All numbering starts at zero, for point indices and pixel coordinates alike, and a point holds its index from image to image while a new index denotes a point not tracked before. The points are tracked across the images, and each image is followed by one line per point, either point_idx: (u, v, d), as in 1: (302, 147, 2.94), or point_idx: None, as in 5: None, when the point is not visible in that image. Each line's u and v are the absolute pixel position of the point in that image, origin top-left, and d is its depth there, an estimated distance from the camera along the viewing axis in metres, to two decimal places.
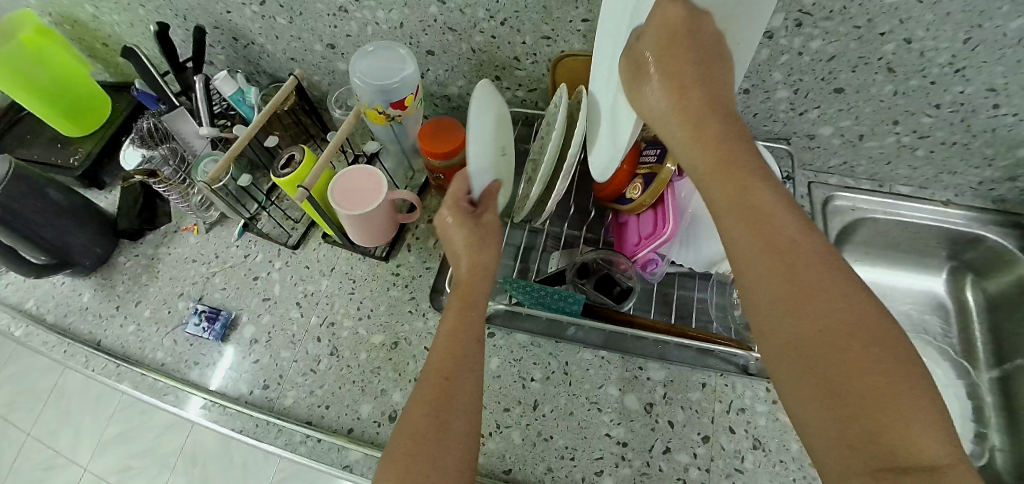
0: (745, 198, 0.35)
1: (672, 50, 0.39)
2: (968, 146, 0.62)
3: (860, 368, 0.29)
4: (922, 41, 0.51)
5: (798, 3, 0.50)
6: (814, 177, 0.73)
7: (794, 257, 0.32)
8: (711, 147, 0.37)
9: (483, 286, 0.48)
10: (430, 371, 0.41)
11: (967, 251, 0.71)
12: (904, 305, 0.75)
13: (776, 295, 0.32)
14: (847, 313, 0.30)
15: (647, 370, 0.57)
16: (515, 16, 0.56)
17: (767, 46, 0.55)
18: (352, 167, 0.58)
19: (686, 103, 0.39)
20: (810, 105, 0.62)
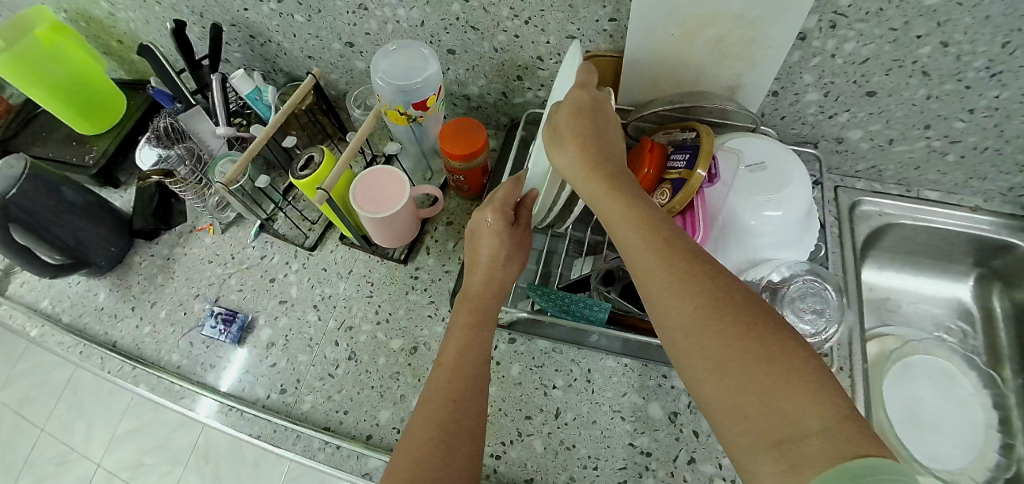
0: (640, 217, 0.40)
1: (577, 115, 0.46)
2: (1001, 152, 0.60)
3: (751, 349, 0.32)
4: (959, 45, 0.49)
5: (835, 5, 0.48)
6: (841, 181, 0.71)
7: (684, 261, 0.36)
8: (611, 187, 0.42)
9: (494, 305, 0.48)
10: (438, 390, 0.42)
11: (995, 258, 0.70)
12: (927, 312, 0.74)
13: (673, 303, 0.35)
14: (733, 310, 0.33)
15: (671, 379, 0.56)
16: (540, 15, 0.55)
17: (799, 48, 0.54)
18: (372, 168, 0.57)
19: (592, 154, 0.44)
20: (840, 108, 0.60)
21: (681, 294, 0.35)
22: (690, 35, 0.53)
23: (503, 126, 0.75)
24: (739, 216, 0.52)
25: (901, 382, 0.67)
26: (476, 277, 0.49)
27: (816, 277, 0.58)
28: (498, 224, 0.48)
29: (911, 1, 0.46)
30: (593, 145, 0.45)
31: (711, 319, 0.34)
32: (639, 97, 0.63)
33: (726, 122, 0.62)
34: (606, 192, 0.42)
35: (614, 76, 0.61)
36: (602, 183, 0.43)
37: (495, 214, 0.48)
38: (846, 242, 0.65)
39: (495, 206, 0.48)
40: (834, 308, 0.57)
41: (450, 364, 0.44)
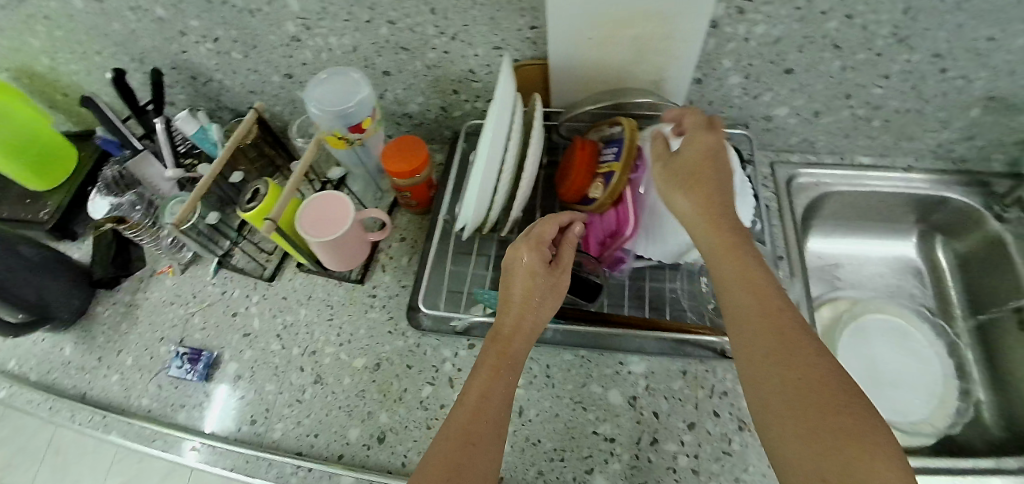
0: (748, 273, 0.43)
1: (698, 163, 0.47)
2: (923, 112, 0.63)
3: (838, 413, 0.34)
4: (863, 16, 0.52)
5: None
6: (777, 156, 0.72)
7: (790, 326, 0.39)
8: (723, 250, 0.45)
9: (522, 347, 0.47)
10: (455, 430, 0.41)
11: (934, 214, 0.72)
12: (877, 271, 0.76)
13: (775, 363, 0.38)
14: (830, 381, 0.36)
15: (626, 364, 0.57)
16: (464, 29, 0.57)
17: (713, 35, 0.56)
18: (319, 194, 0.58)
19: (707, 203, 0.46)
20: (762, 88, 0.62)
21: (782, 362, 0.38)
22: (607, 36, 0.55)
23: (448, 139, 0.77)
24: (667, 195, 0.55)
25: (860, 344, 0.68)
26: (507, 318, 0.47)
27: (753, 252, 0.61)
28: (537, 267, 0.48)
29: None
30: (708, 192, 0.46)
31: (808, 380, 0.36)
32: (571, 95, 0.64)
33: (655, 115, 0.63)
34: (719, 244, 0.45)
35: (545, 78, 0.62)
36: (720, 235, 0.45)
37: (533, 254, 0.49)
38: (788, 213, 0.66)
39: (534, 246, 0.48)
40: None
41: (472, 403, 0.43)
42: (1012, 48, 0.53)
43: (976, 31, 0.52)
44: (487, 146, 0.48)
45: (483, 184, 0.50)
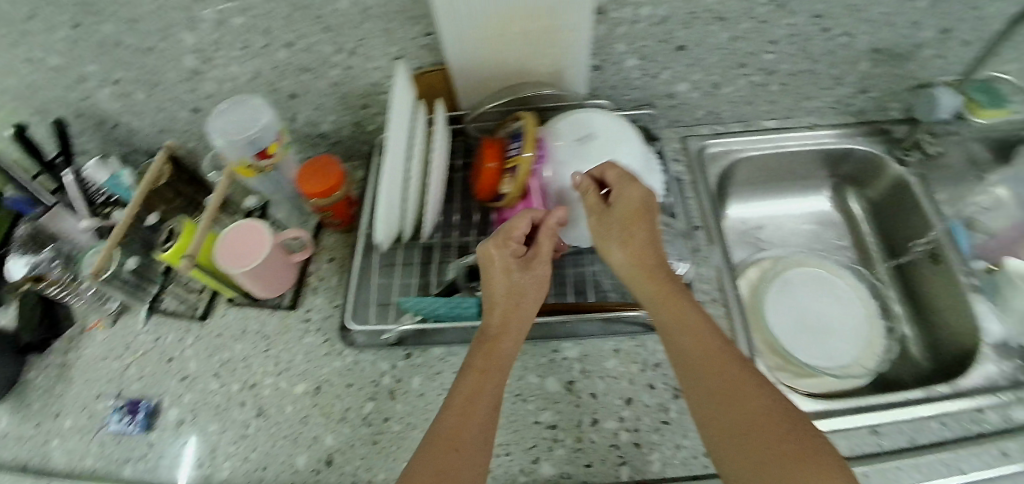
0: (685, 317, 0.47)
1: (632, 220, 0.50)
2: (817, 70, 0.65)
3: (776, 440, 0.40)
4: None
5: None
6: (687, 131, 0.71)
7: (726, 363, 0.44)
8: (665, 304, 0.49)
9: (510, 348, 0.49)
10: (438, 436, 0.42)
11: (845, 167, 0.76)
12: (799, 226, 0.79)
13: (718, 399, 0.43)
14: (766, 411, 0.41)
15: (560, 350, 0.58)
16: (361, 44, 0.58)
17: (602, 23, 0.55)
18: (238, 223, 0.57)
19: (643, 258, 0.50)
20: (659, 67, 0.62)
21: (730, 404, 0.42)
22: (498, 36, 0.56)
23: (366, 155, 0.76)
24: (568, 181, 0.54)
25: (789, 299, 0.70)
26: (492, 318, 0.49)
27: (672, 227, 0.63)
28: (510, 265, 0.50)
29: None
30: (641, 248, 0.50)
31: (748, 412, 0.41)
32: (471, 93, 0.64)
33: (561, 105, 0.64)
34: (658, 293, 0.49)
35: (445, 79, 0.62)
36: (656, 286, 0.49)
37: (505, 248, 0.50)
38: (702, 185, 0.67)
39: (501, 243, 0.50)
40: (685, 250, 0.61)
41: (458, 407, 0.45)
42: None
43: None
44: (392, 139, 0.48)
45: (392, 180, 0.50)
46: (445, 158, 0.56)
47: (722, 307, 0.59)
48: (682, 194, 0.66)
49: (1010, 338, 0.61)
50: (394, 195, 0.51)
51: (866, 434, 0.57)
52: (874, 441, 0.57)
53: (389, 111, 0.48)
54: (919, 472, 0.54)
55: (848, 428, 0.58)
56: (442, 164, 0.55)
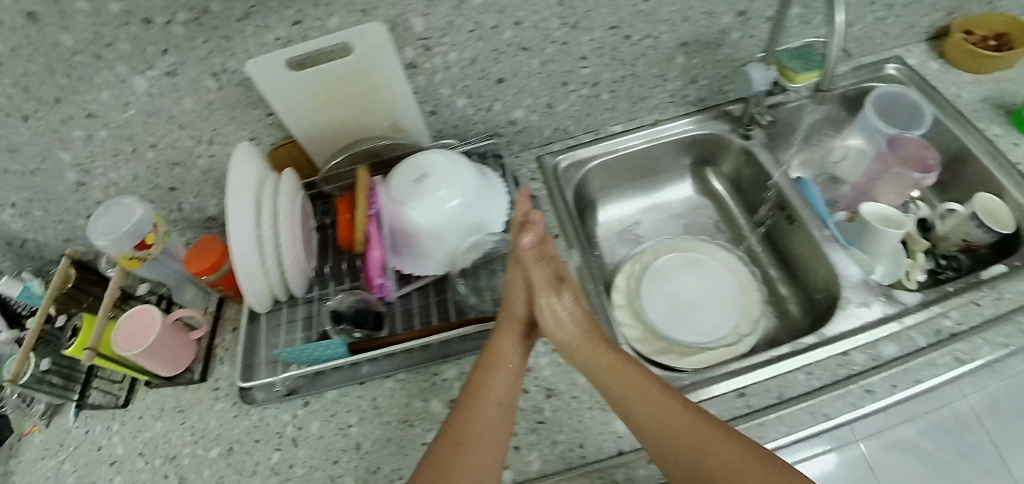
0: (642, 388, 0.52)
1: (577, 307, 0.58)
2: (638, 72, 0.71)
3: (749, 474, 0.46)
4: (528, 19, 0.61)
5: (413, 37, 0.60)
6: (542, 150, 0.78)
7: (694, 415, 0.50)
8: (620, 382, 0.53)
9: (512, 347, 0.58)
10: (449, 436, 0.52)
11: (698, 152, 0.81)
12: (672, 215, 0.84)
13: (695, 453, 0.48)
14: (738, 451, 0.47)
15: (440, 373, 0.62)
16: (217, 133, 0.65)
17: (419, 74, 0.64)
18: (131, 311, 0.62)
19: (591, 335, 0.57)
20: (490, 101, 0.69)
21: (706, 457, 0.48)
22: (326, 104, 0.63)
23: None
24: (410, 219, 0.60)
25: (660, 284, 0.72)
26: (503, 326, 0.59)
27: None
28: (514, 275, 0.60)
29: (465, 8, 0.59)
30: (589, 323, 0.58)
31: (724, 458, 0.47)
32: (321, 153, 0.70)
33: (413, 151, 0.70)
34: (617, 366, 0.54)
35: (294, 147, 0.68)
36: (611, 357, 0.55)
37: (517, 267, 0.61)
38: (557, 197, 0.72)
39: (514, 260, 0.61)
40: None
41: (467, 406, 0.54)
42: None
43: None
44: (232, 207, 0.55)
45: (240, 239, 0.55)
46: (295, 212, 0.61)
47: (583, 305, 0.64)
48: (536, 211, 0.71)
49: (867, 280, 0.65)
50: (246, 253, 0.56)
51: (732, 399, 0.57)
52: (742, 403, 0.57)
53: (228, 181, 0.55)
54: (783, 425, 0.56)
55: (717, 394, 0.58)
56: (293, 218, 0.61)
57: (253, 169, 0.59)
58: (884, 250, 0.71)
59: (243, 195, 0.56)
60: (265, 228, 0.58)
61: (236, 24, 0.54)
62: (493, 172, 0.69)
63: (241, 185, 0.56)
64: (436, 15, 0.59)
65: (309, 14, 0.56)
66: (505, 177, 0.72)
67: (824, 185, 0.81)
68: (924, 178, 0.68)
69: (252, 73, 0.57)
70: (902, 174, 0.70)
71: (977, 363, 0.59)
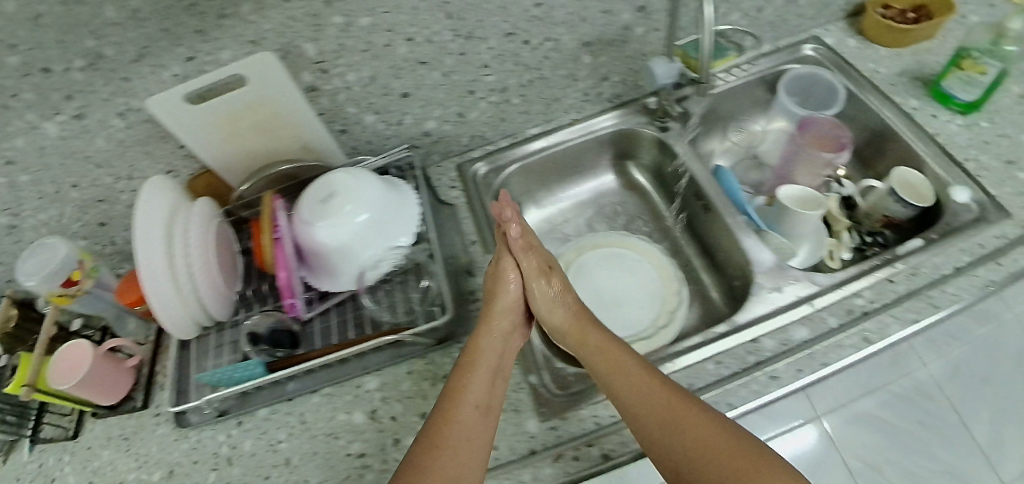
0: (625, 367, 0.56)
1: (565, 294, 0.64)
2: (545, 74, 0.73)
3: (722, 440, 0.49)
4: (419, 35, 0.64)
5: (308, 62, 0.63)
6: (460, 157, 0.82)
7: (671, 392, 0.53)
8: (606, 361, 0.57)
9: (494, 341, 0.59)
10: (431, 434, 0.51)
11: (619, 148, 0.83)
12: (600, 209, 0.85)
13: (674, 427, 0.50)
14: (712, 419, 0.50)
15: (362, 385, 0.65)
16: (135, 169, 0.67)
17: (321, 96, 0.68)
18: (67, 346, 0.63)
19: (578, 321, 0.62)
20: (398, 115, 0.73)
21: (685, 430, 0.50)
22: (231, 131, 0.66)
23: None
24: (314, 235, 0.61)
25: (582, 281, 0.74)
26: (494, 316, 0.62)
27: (446, 251, 0.70)
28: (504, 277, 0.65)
29: (354, 31, 0.61)
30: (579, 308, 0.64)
31: (700, 428, 0.50)
32: (232, 175, 0.72)
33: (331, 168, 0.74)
34: (604, 346, 0.59)
35: (212, 177, 0.71)
36: (599, 338, 0.60)
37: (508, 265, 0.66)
38: (476, 205, 0.75)
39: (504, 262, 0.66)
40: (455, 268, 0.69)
41: (450, 404, 0.54)
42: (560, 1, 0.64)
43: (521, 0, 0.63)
44: (139, 236, 0.57)
45: (152, 270, 0.57)
46: (206, 238, 0.64)
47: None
48: (453, 218, 0.74)
49: (781, 265, 0.66)
50: (161, 282, 0.58)
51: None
52: None
53: (134, 218, 0.57)
54: None
55: None
56: (204, 244, 0.64)
57: (162, 201, 0.61)
58: (802, 232, 0.71)
59: (153, 227, 0.58)
60: (176, 253, 0.60)
61: (133, 65, 0.56)
62: (400, 180, 0.71)
63: (148, 218, 0.58)
64: (325, 39, 0.62)
65: (201, 50, 0.58)
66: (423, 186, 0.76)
67: (745, 171, 0.82)
68: (836, 158, 0.69)
69: (155, 110, 0.59)
70: (814, 155, 0.69)
71: (885, 342, 0.59)
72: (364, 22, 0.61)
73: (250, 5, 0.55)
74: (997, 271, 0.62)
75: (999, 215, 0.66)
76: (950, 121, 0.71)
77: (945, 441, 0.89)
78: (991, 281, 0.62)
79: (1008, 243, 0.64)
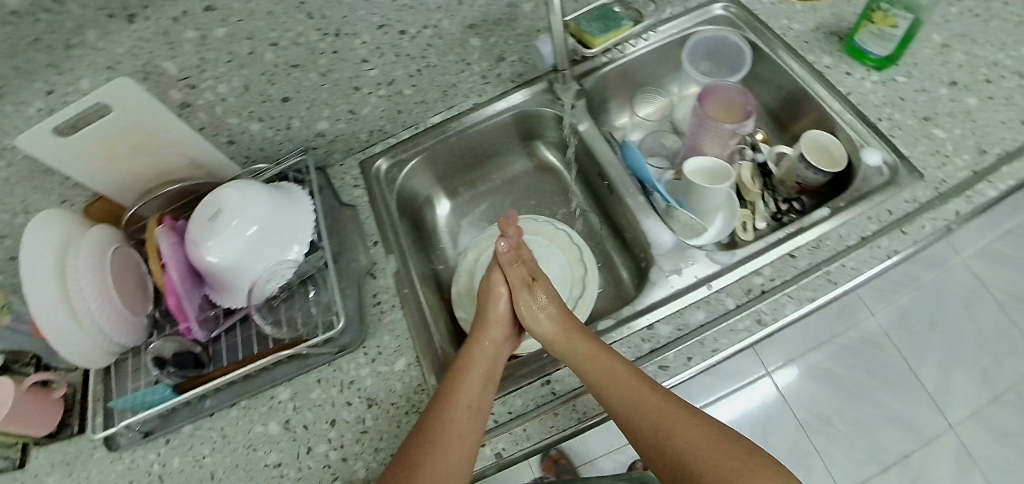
0: (616, 374, 0.53)
1: (552, 294, 0.64)
2: (430, 60, 0.73)
3: (718, 444, 0.49)
4: (283, 39, 0.63)
5: (173, 80, 0.61)
6: (363, 154, 0.82)
7: (663, 395, 0.53)
8: (599, 368, 0.54)
9: (486, 345, 0.61)
10: (422, 437, 0.52)
11: (523, 129, 0.83)
12: (513, 189, 0.88)
13: (671, 428, 0.51)
14: (701, 422, 0.51)
15: (276, 396, 0.65)
16: (24, 205, 0.66)
17: (198, 111, 0.67)
18: None
19: (567, 321, 0.60)
20: (285, 119, 0.72)
21: (680, 433, 0.51)
22: (111, 159, 0.64)
23: None
24: (204, 256, 0.61)
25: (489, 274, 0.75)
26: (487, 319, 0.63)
27: (347, 255, 0.71)
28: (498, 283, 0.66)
29: (213, 43, 0.59)
30: (565, 309, 0.62)
31: (694, 429, 0.51)
32: (119, 196, 0.70)
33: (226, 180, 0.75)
34: (595, 351, 0.55)
35: (107, 202, 0.71)
36: (589, 342, 0.56)
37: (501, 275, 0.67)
38: (379, 204, 0.76)
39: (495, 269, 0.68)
40: (355, 273, 0.69)
41: (440, 409, 0.54)
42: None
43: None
44: (30, 286, 0.56)
45: (53, 314, 0.57)
46: (98, 266, 0.63)
47: (399, 310, 0.68)
48: (355, 220, 0.74)
49: (681, 243, 0.65)
50: (68, 320, 0.59)
51: (539, 387, 0.60)
52: (547, 390, 0.60)
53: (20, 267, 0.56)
54: (577, 411, 0.59)
55: (522, 386, 0.60)
56: (96, 274, 0.63)
57: (46, 240, 0.60)
58: (709, 208, 0.68)
59: (43, 270, 0.58)
60: (71, 289, 0.60)
61: None
62: (291, 183, 0.73)
63: (35, 263, 0.57)
64: (184, 55, 0.59)
65: (59, 82, 0.54)
66: (325, 188, 0.77)
67: (658, 139, 0.80)
68: (740, 127, 0.66)
69: (27, 150, 0.55)
70: (719, 126, 0.67)
71: (780, 323, 0.57)
72: (220, 33, 0.59)
73: (95, 32, 0.52)
74: (900, 239, 0.59)
75: (911, 178, 0.62)
76: (864, 78, 0.69)
77: (896, 394, 1.02)
78: (895, 252, 0.58)
79: (918, 208, 0.60)
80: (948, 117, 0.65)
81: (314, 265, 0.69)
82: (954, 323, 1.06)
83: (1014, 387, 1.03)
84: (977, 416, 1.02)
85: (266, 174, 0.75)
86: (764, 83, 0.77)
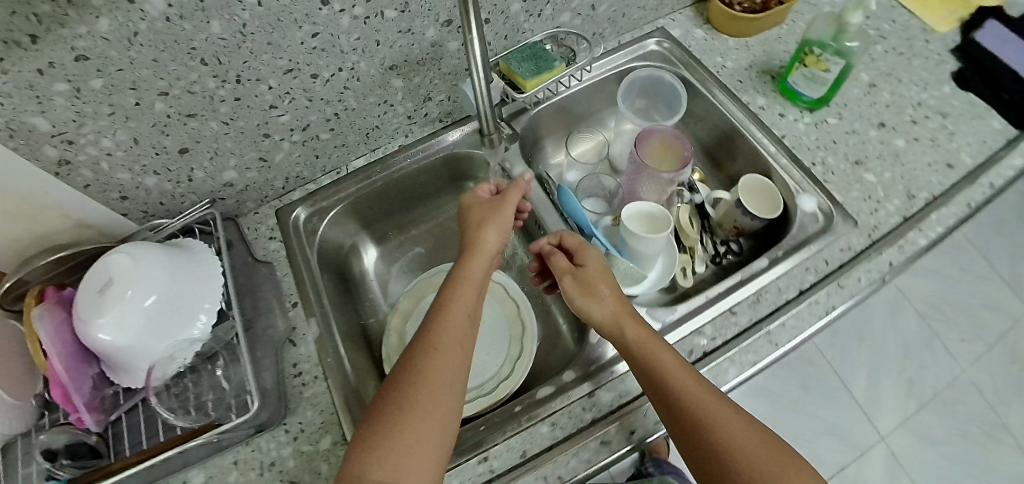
0: (664, 363, 0.50)
1: (605, 269, 0.58)
2: (348, 105, 0.67)
3: (761, 450, 0.45)
4: (175, 88, 0.55)
5: (44, 136, 0.51)
6: (280, 202, 0.75)
7: (710, 392, 0.49)
8: (645, 355, 0.51)
9: (482, 265, 0.57)
10: (420, 349, 0.49)
11: (455, 168, 0.79)
12: (447, 232, 0.84)
13: (716, 420, 0.47)
14: (748, 424, 0.47)
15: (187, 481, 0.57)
16: None
17: (79, 168, 0.57)
18: None
19: (620, 302, 0.55)
20: (185, 170, 0.64)
21: (725, 428, 0.46)
22: None
23: None
24: (96, 335, 0.53)
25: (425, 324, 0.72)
26: (487, 233, 0.59)
27: (265, 318, 0.65)
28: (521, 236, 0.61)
29: (88, 95, 0.50)
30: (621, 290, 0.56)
31: (738, 428, 0.46)
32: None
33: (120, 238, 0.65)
34: (647, 339, 0.51)
35: None
36: (642, 332, 0.52)
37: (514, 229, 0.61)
38: (298, 258, 0.70)
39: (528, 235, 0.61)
40: (272, 343, 0.64)
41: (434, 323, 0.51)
42: (341, 28, 0.57)
43: (291, 35, 0.56)
44: None
45: None
46: None
47: (322, 382, 0.62)
48: (271, 278, 0.68)
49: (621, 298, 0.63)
50: None
51: (475, 465, 0.54)
52: (484, 468, 0.54)
53: None
54: None
55: (458, 463, 0.54)
56: None
57: None
58: (652, 257, 0.65)
59: None
60: None
61: None
62: (193, 238, 0.66)
63: None
64: (56, 110, 0.50)
65: None
66: (235, 245, 0.70)
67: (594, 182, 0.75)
68: (677, 175, 0.65)
69: None
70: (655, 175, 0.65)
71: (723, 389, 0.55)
72: (97, 84, 0.50)
73: None
74: (837, 293, 0.59)
75: (843, 225, 0.62)
76: (798, 119, 0.70)
77: (835, 409, 1.14)
78: (832, 306, 0.58)
79: (852, 257, 0.60)
80: (878, 160, 0.66)
81: (223, 336, 0.62)
82: (877, 337, 1.21)
83: (936, 395, 1.16)
84: (906, 425, 1.13)
85: (169, 228, 0.66)
86: (698, 120, 0.76)
